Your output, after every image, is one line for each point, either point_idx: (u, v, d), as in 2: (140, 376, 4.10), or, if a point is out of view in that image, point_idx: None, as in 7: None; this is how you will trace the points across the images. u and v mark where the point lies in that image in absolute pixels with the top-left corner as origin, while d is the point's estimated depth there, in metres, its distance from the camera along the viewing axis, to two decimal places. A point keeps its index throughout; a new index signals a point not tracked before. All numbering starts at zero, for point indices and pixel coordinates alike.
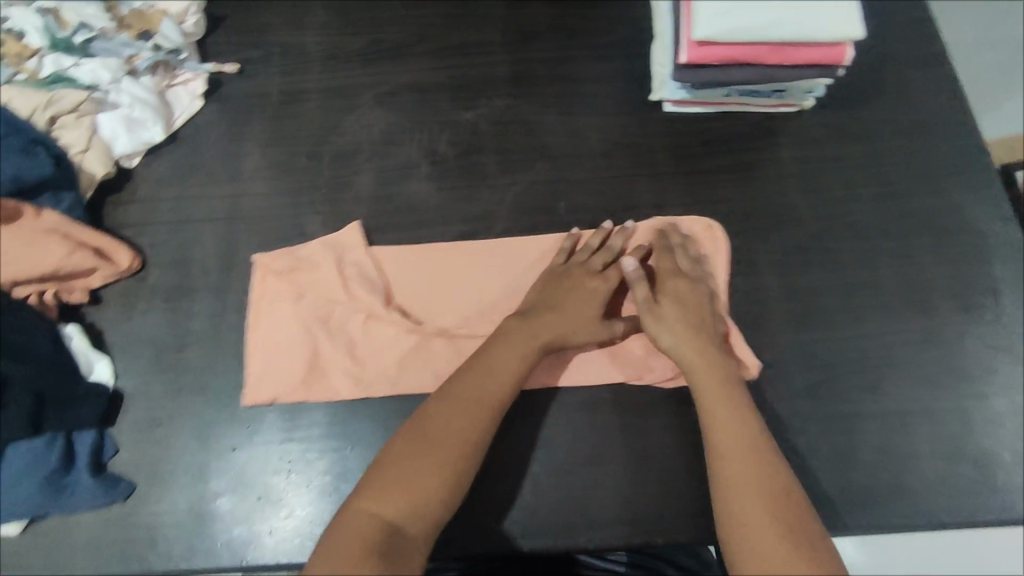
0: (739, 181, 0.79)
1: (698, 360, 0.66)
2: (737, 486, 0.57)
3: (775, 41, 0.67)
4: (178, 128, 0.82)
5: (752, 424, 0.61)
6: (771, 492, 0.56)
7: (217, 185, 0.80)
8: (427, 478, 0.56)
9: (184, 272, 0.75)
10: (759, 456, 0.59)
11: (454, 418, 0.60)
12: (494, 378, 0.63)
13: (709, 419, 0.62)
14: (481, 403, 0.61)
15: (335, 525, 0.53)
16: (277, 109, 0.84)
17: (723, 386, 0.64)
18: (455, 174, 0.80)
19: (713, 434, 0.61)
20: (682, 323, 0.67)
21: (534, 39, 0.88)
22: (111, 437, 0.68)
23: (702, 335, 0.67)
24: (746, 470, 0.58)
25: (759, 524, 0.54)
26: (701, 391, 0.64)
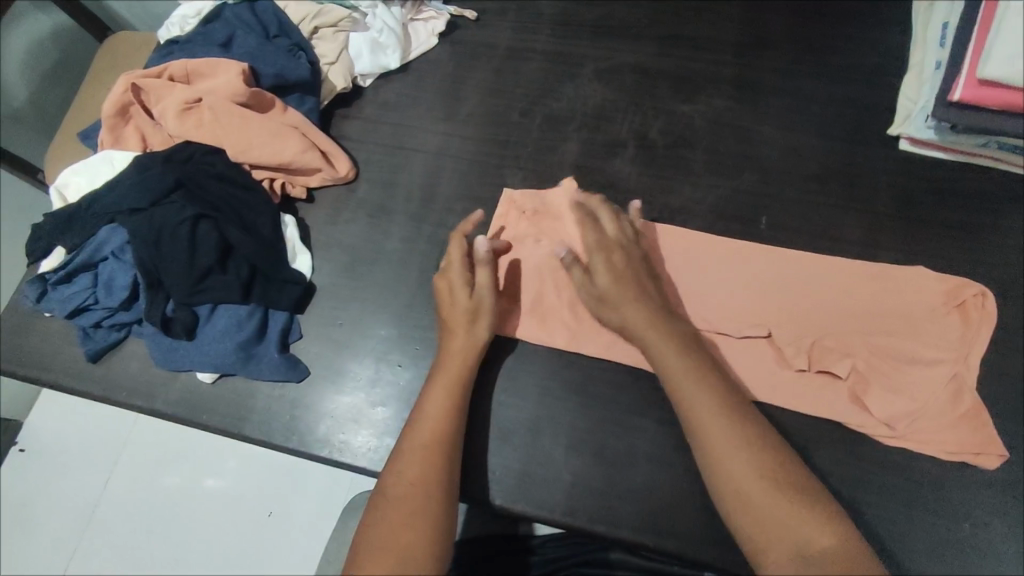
0: (971, 242, 0.72)
1: (649, 333, 0.63)
2: (733, 467, 0.54)
3: None
4: (411, 60, 0.87)
5: (734, 407, 0.57)
6: (767, 474, 0.54)
7: (433, 120, 0.83)
8: (435, 441, 0.60)
9: (389, 193, 0.80)
10: (745, 435, 0.56)
11: (439, 387, 0.64)
12: (459, 334, 0.66)
13: (681, 397, 0.59)
14: (445, 369, 0.65)
15: (381, 489, 0.58)
16: (502, 61, 0.86)
17: (673, 357, 0.61)
18: (661, 163, 0.79)
19: (694, 417, 0.58)
20: (625, 290, 0.65)
21: (771, 45, 0.83)
22: (297, 323, 0.74)
23: (647, 301, 0.64)
24: (743, 454, 0.55)
25: (764, 506, 0.52)
26: (665, 365, 0.61)
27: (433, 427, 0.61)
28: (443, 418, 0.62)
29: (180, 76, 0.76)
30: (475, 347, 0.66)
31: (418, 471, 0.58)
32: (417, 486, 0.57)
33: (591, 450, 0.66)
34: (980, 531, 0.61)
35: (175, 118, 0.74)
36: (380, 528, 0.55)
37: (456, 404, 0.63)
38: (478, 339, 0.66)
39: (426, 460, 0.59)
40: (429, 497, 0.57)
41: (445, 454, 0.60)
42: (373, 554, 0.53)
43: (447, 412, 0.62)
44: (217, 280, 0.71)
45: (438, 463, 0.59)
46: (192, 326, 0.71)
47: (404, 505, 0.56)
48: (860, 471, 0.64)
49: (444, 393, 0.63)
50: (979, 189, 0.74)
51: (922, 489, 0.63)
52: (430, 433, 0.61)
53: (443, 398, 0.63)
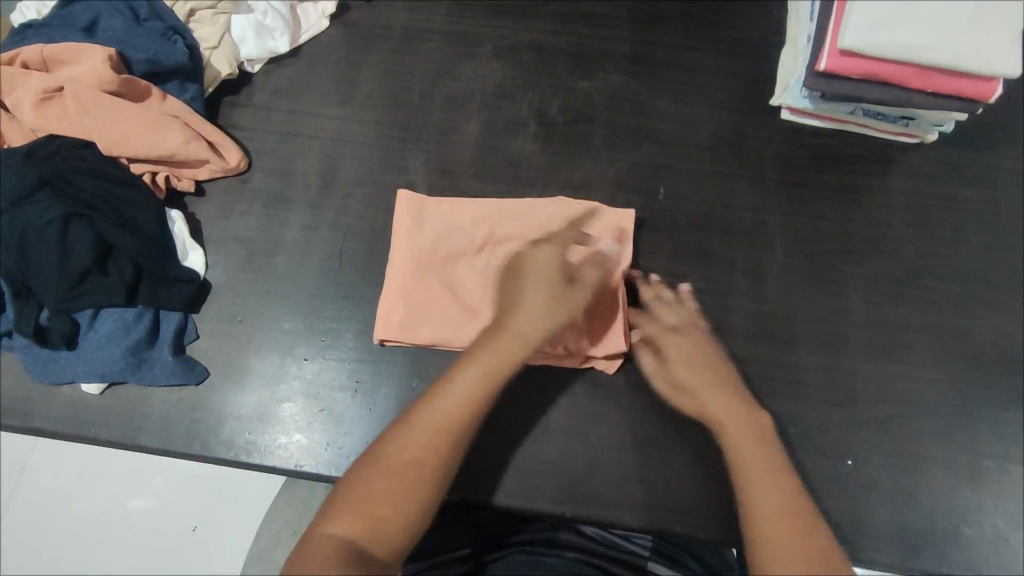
0: (845, 203, 0.77)
1: (708, 390, 0.64)
2: (762, 496, 0.55)
3: (923, 65, 0.65)
4: (302, 43, 0.83)
5: (772, 449, 0.60)
6: (791, 509, 0.54)
7: (328, 105, 0.81)
8: (456, 413, 0.57)
9: (285, 182, 0.77)
10: (773, 461, 0.58)
11: (484, 359, 0.60)
12: (530, 312, 0.62)
13: (725, 424, 0.62)
14: (509, 333, 0.62)
15: (381, 441, 0.56)
16: (399, 43, 0.84)
17: (724, 391, 0.64)
18: (561, 139, 0.80)
19: (732, 436, 0.61)
20: (688, 347, 0.67)
21: (660, 21, 0.86)
22: (193, 322, 0.71)
23: (727, 384, 0.65)
24: (772, 484, 0.56)
25: (787, 543, 0.52)
26: (709, 403, 0.63)
27: (466, 391, 0.58)
28: (477, 395, 0.58)
29: (36, 63, 0.70)
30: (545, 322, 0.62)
31: (430, 448, 0.55)
32: (419, 462, 0.55)
33: (506, 426, 0.67)
34: (861, 467, 0.67)
35: (32, 110, 0.68)
36: (364, 488, 0.53)
37: (492, 384, 0.59)
38: (551, 321, 0.62)
39: (437, 431, 0.56)
40: (429, 478, 0.54)
41: (461, 433, 0.57)
42: (342, 511, 0.52)
43: (483, 389, 0.59)
44: (97, 284, 0.66)
45: (454, 440, 0.56)
46: (71, 334, 0.66)
47: (399, 472, 0.54)
48: None
49: (485, 371, 0.59)
50: (849, 154, 0.79)
51: (813, 433, 0.68)
52: (456, 408, 0.58)
53: (487, 368, 0.59)
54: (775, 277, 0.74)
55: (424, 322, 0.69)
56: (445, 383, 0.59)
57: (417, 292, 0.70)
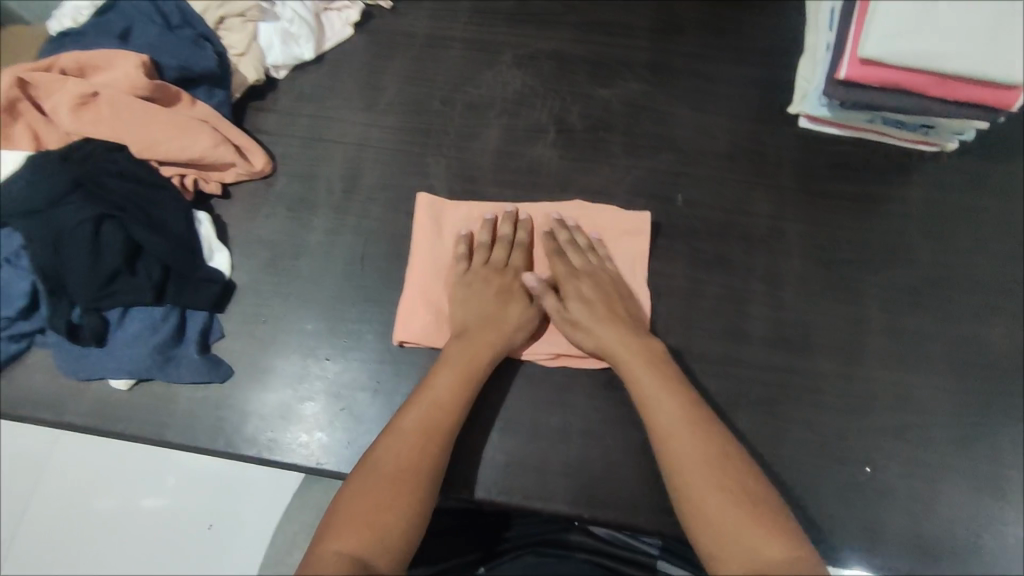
0: (864, 211, 0.77)
1: (601, 326, 0.65)
2: (678, 434, 0.57)
3: (944, 74, 0.65)
4: (326, 50, 0.85)
5: (682, 391, 0.60)
6: (708, 445, 0.56)
7: (352, 112, 0.82)
8: (435, 417, 0.60)
9: (308, 186, 0.78)
10: (685, 401, 0.59)
11: (453, 364, 0.64)
12: (487, 317, 0.67)
13: (626, 361, 0.63)
14: (479, 341, 0.65)
15: (367, 455, 0.58)
16: (420, 51, 0.86)
17: (619, 330, 0.65)
18: (580, 145, 0.80)
19: (638, 373, 0.62)
20: (585, 286, 0.68)
21: (679, 30, 0.87)
22: (218, 321, 0.72)
23: (615, 322, 0.66)
24: (684, 429, 0.57)
25: (708, 487, 0.53)
26: (601, 338, 0.65)
27: (445, 397, 0.62)
28: (454, 398, 0.62)
29: (73, 69, 0.72)
30: (503, 321, 0.67)
31: (416, 453, 0.57)
32: (408, 468, 0.56)
33: (524, 429, 0.68)
34: (879, 476, 0.67)
35: (69, 114, 0.70)
36: (357, 500, 0.54)
37: (466, 389, 0.63)
38: (507, 320, 0.67)
39: (420, 437, 0.59)
40: (420, 481, 0.56)
41: (445, 434, 0.60)
42: (344, 527, 0.52)
43: (458, 390, 0.62)
44: (127, 283, 0.68)
45: (437, 443, 0.59)
46: (101, 332, 0.68)
47: (393, 478, 0.55)
48: (774, 431, 0.68)
49: (458, 376, 0.63)
50: (868, 163, 0.79)
51: (830, 441, 0.68)
52: (435, 412, 0.61)
53: (458, 373, 0.63)
54: (793, 284, 0.74)
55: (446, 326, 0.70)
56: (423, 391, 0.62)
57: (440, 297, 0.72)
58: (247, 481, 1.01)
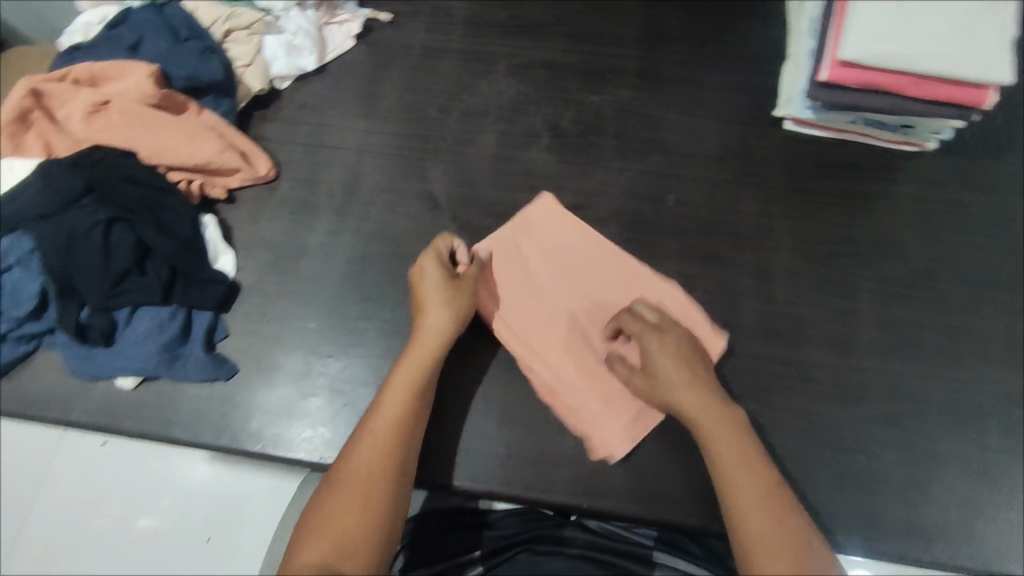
0: (850, 208, 0.80)
1: (687, 390, 0.63)
2: (749, 504, 0.57)
3: (919, 74, 0.68)
4: (329, 61, 0.88)
5: (753, 454, 0.60)
6: (782, 532, 0.55)
7: (353, 119, 0.86)
8: (399, 423, 0.62)
9: (312, 190, 0.81)
10: (762, 479, 0.58)
11: (408, 365, 0.65)
12: (430, 314, 0.67)
13: (700, 425, 0.62)
14: (421, 345, 0.66)
15: (336, 467, 0.60)
16: (418, 62, 0.89)
17: (701, 395, 0.63)
18: (573, 149, 0.83)
19: (714, 443, 0.61)
20: (670, 344, 0.66)
21: (666, 40, 0.90)
22: (223, 321, 0.74)
23: (702, 385, 0.64)
24: (753, 496, 0.57)
25: (777, 555, 0.54)
26: (680, 400, 0.63)
27: (396, 410, 0.62)
28: (413, 400, 0.63)
29: (86, 79, 0.75)
30: (449, 316, 0.67)
31: (378, 461, 0.60)
32: (372, 476, 0.59)
33: (524, 422, 0.69)
34: (872, 462, 0.68)
35: (81, 121, 0.73)
36: (325, 516, 0.57)
37: (416, 398, 0.63)
38: (451, 316, 0.67)
39: (376, 450, 0.60)
40: (384, 489, 0.59)
41: (409, 436, 0.62)
42: (312, 543, 0.56)
43: (408, 401, 0.63)
44: (135, 283, 0.69)
45: (401, 447, 0.61)
46: (109, 332, 0.69)
47: (357, 492, 0.58)
48: (768, 419, 0.70)
49: (412, 380, 0.64)
50: (852, 162, 0.82)
51: (824, 429, 0.69)
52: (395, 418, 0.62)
53: (406, 383, 0.64)
54: (783, 278, 0.76)
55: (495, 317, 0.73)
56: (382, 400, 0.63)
57: (530, 285, 0.75)
58: (247, 493, 1.02)
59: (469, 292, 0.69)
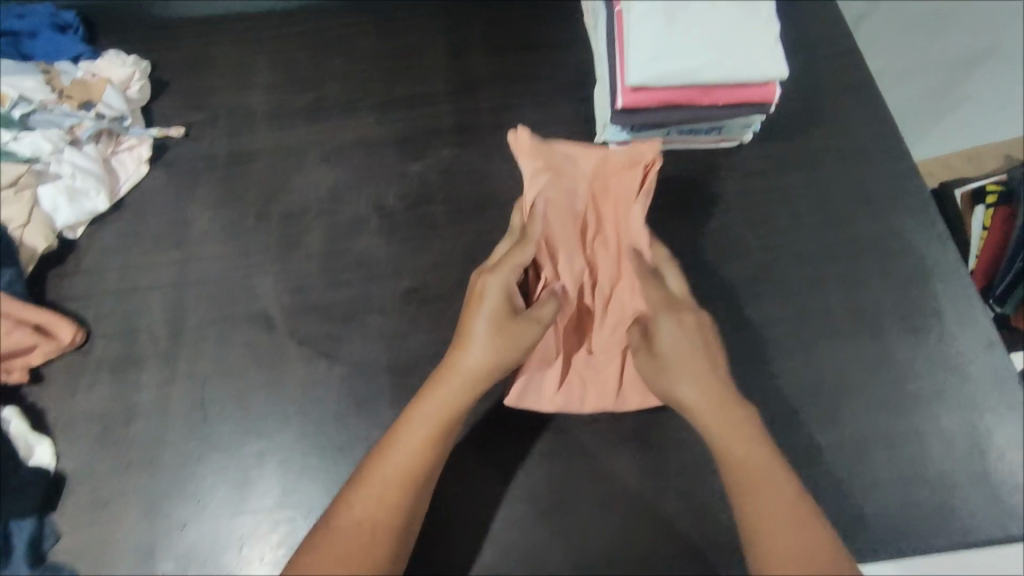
0: (687, 218, 0.80)
1: (696, 378, 0.60)
2: (760, 496, 0.54)
3: (706, 84, 0.69)
4: (123, 194, 0.82)
5: (755, 445, 0.57)
6: (801, 526, 0.52)
7: (164, 251, 0.78)
8: (419, 465, 0.58)
9: (131, 341, 0.73)
10: (779, 483, 0.54)
11: (440, 396, 0.60)
12: (477, 349, 0.61)
13: (704, 420, 0.59)
14: (430, 416, 0.59)
15: (338, 503, 0.56)
16: (226, 170, 0.84)
17: (707, 381, 0.60)
18: (405, 225, 0.79)
19: (731, 450, 0.57)
20: (684, 341, 0.62)
21: (476, 88, 0.88)
22: (50, 523, 0.65)
23: (716, 380, 0.61)
24: (766, 495, 0.54)
25: (799, 558, 0.50)
26: (687, 394, 0.60)
27: (407, 478, 0.57)
28: (435, 440, 0.59)
29: None
30: (500, 357, 0.61)
31: (388, 505, 0.56)
32: (373, 521, 0.55)
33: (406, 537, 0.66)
34: None
35: None
36: (315, 559, 0.52)
37: (440, 436, 0.59)
38: (499, 358, 0.61)
39: (377, 521, 0.55)
40: (388, 535, 0.55)
41: (423, 481, 0.57)
42: None
43: (416, 470, 0.57)
44: None
45: (415, 487, 0.57)
46: None
47: (355, 534, 0.54)
48: (649, 459, 0.69)
49: (432, 421, 0.59)
50: (677, 171, 0.82)
51: (706, 454, 0.69)
52: (414, 457, 0.58)
53: (431, 425, 0.59)
54: None
55: (437, 333, 0.74)
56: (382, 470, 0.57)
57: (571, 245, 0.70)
58: None
59: (519, 349, 0.62)
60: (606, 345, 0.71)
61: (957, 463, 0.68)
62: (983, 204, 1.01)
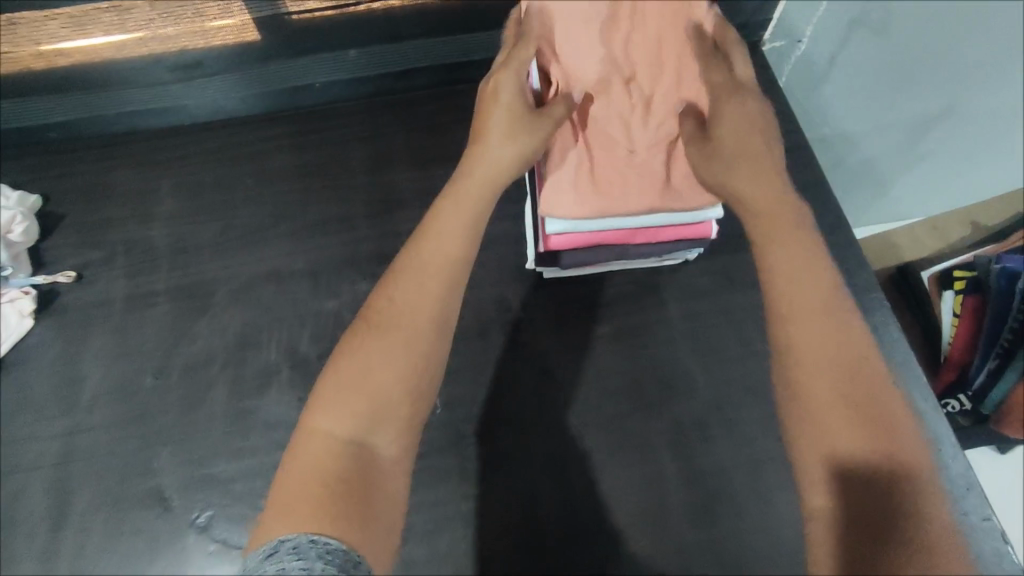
0: (630, 351, 0.73)
1: (754, 185, 0.50)
2: (801, 324, 0.44)
3: (631, 227, 0.65)
4: (5, 354, 0.73)
5: (830, 284, 0.46)
6: (826, 286, 0.46)
7: (48, 420, 0.71)
8: (453, 243, 0.51)
9: (6, 536, 0.66)
10: (813, 254, 0.47)
11: (462, 179, 0.54)
12: (487, 152, 0.53)
13: (749, 197, 0.50)
14: (476, 176, 0.53)
15: (372, 307, 0.50)
16: (122, 318, 0.76)
17: (762, 171, 0.50)
18: (320, 376, 0.72)
19: (782, 296, 0.46)
20: (743, 122, 0.52)
21: (399, 208, 0.82)
22: None
23: (774, 175, 0.51)
24: (820, 338, 0.44)
25: (826, 388, 0.43)
26: (735, 180, 0.51)
27: (432, 318, 0.49)
28: (464, 224, 0.52)
29: None
30: (505, 169, 0.54)
31: (421, 298, 0.49)
32: (406, 328, 0.48)
33: None
34: None
35: None
36: (348, 365, 0.47)
37: (478, 208, 0.53)
38: (503, 155, 0.53)
39: (417, 317, 0.49)
40: (427, 321, 0.49)
41: (456, 267, 0.51)
42: (333, 403, 0.46)
43: (457, 251, 0.51)
44: None
45: (449, 278, 0.50)
46: None
47: (384, 338, 0.48)
48: None
49: (457, 210, 0.52)
50: (616, 295, 0.75)
51: None
52: (440, 244, 0.51)
53: (463, 206, 0.53)
54: (580, 463, 0.68)
55: None
56: (416, 270, 0.50)
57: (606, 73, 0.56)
58: None
59: (544, 133, 0.54)
60: (650, 141, 0.60)
61: None
62: (950, 291, 0.94)
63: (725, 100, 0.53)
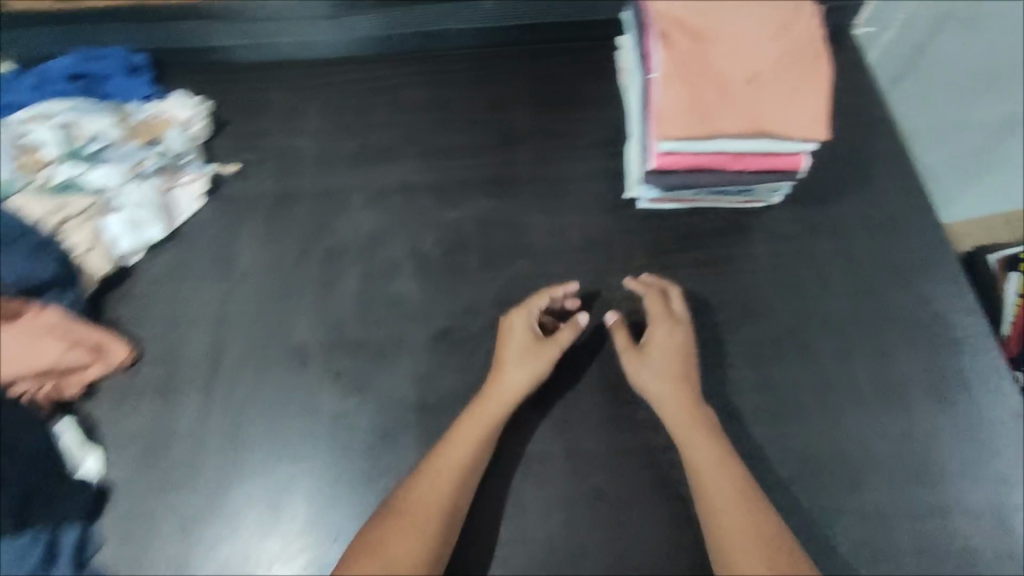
0: (715, 277, 0.82)
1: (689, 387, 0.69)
2: (720, 500, 0.63)
3: (731, 151, 0.73)
4: (179, 225, 0.87)
5: (740, 472, 0.65)
6: (750, 506, 0.63)
7: (210, 282, 0.84)
8: (453, 469, 0.66)
9: (173, 368, 0.79)
10: (731, 466, 0.65)
11: (472, 412, 0.69)
12: (510, 371, 0.70)
13: (661, 398, 0.69)
14: (491, 402, 0.69)
15: (395, 499, 0.64)
16: (273, 209, 0.89)
17: (674, 386, 0.69)
18: (439, 271, 0.83)
19: (702, 472, 0.65)
20: (661, 330, 0.72)
21: (515, 141, 0.93)
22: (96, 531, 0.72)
23: (684, 386, 0.69)
24: (735, 514, 0.62)
25: (749, 553, 0.60)
26: (660, 391, 0.69)
27: (441, 505, 0.64)
28: (469, 442, 0.67)
29: None
30: (515, 386, 0.70)
31: (436, 493, 0.64)
32: (424, 519, 0.63)
33: None
34: None
35: None
36: (369, 557, 0.60)
37: (483, 434, 0.68)
38: (522, 372, 0.70)
39: (431, 507, 0.63)
40: (435, 530, 0.62)
41: (467, 479, 0.66)
42: (364, 562, 0.60)
43: (462, 461, 0.66)
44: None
45: (458, 488, 0.65)
46: None
47: (417, 526, 0.62)
48: (669, 511, 0.72)
49: (467, 422, 0.68)
50: (706, 230, 0.84)
51: None
52: (452, 466, 0.66)
53: (482, 413, 0.69)
54: None
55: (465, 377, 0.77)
56: (432, 472, 0.66)
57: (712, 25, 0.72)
58: None
59: (551, 355, 0.71)
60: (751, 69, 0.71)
61: (977, 539, 0.69)
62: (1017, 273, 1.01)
63: (656, 323, 0.73)
